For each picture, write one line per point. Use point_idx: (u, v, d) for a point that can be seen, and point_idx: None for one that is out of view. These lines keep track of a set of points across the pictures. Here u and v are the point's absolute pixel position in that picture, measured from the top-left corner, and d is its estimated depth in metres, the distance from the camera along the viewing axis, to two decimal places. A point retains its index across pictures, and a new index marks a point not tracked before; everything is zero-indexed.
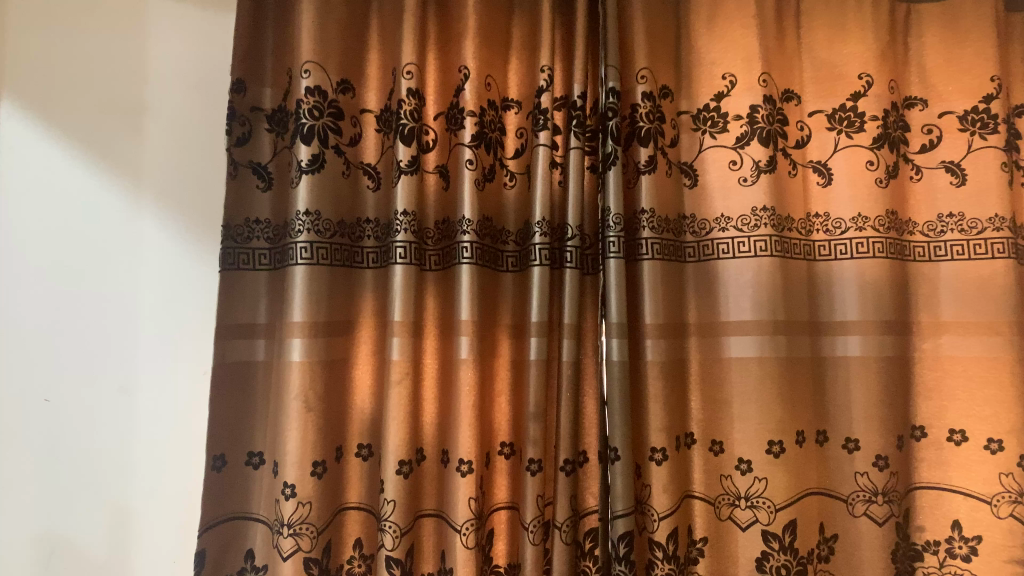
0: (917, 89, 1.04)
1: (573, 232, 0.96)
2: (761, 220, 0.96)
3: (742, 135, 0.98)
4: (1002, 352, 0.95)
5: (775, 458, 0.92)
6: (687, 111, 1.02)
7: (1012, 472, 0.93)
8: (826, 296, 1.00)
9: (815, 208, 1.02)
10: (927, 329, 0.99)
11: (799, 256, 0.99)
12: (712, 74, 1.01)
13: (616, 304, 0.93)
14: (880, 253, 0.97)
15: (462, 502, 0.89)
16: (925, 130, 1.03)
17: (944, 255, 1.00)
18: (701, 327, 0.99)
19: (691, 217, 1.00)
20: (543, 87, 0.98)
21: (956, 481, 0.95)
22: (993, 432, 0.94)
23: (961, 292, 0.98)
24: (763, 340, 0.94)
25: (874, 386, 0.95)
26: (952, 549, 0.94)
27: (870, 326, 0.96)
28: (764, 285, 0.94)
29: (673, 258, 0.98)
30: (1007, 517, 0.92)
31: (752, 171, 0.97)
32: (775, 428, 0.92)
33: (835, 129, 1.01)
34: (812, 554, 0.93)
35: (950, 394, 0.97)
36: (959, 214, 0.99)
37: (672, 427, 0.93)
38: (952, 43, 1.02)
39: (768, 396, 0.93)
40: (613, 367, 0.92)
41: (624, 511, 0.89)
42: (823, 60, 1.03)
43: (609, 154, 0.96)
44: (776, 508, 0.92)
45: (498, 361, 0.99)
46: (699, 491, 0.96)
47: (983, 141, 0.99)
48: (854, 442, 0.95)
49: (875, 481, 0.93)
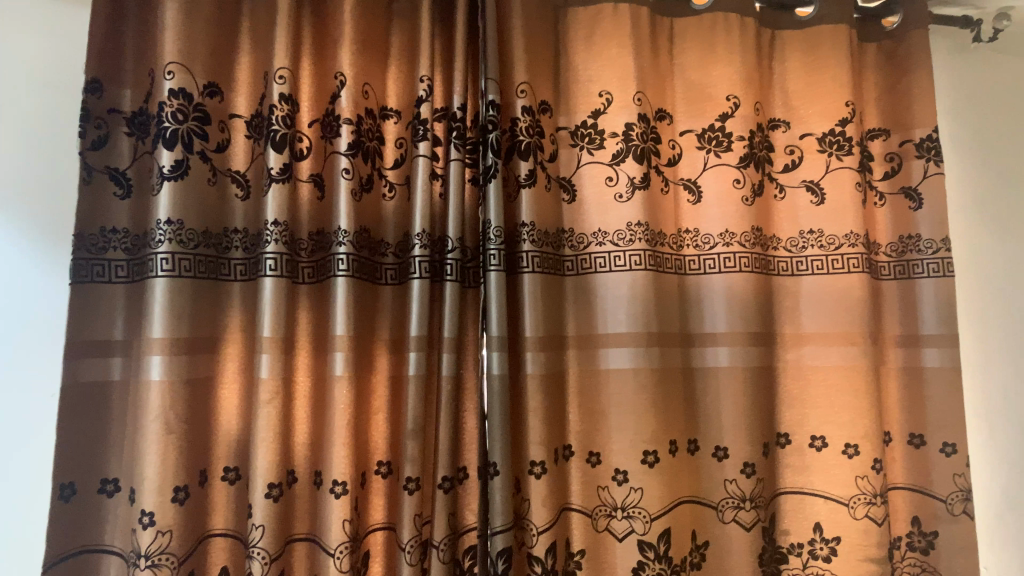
0: (780, 111, 1.09)
1: (454, 245, 0.95)
2: (635, 235, 0.98)
3: (618, 152, 1.00)
4: (858, 361, 1.00)
5: (650, 468, 0.94)
6: (566, 127, 1.03)
7: (867, 475, 0.97)
8: (696, 309, 1.03)
9: (685, 225, 1.05)
10: (790, 341, 1.04)
11: (670, 270, 1.02)
12: (589, 91, 1.03)
13: (496, 318, 0.92)
14: (745, 267, 1.01)
15: (336, 524, 0.86)
16: (788, 151, 1.08)
17: (806, 269, 1.05)
18: (579, 340, 0.99)
19: (569, 232, 1.01)
20: (422, 97, 0.97)
21: (818, 485, 1.00)
22: (850, 437, 0.99)
23: (820, 305, 1.03)
24: (638, 352, 0.96)
25: (742, 396, 0.99)
26: (814, 550, 0.99)
27: (738, 338, 1.00)
28: (639, 298, 0.96)
29: (553, 271, 0.98)
30: (863, 518, 0.97)
31: (627, 188, 0.99)
32: (649, 439, 0.94)
33: (704, 148, 1.05)
34: (684, 561, 0.96)
35: (811, 402, 1.02)
36: (819, 231, 1.05)
37: (551, 440, 0.94)
38: (812, 69, 1.08)
39: (644, 408, 0.95)
40: (493, 381, 0.91)
41: (502, 527, 0.89)
42: (694, 80, 1.07)
43: (490, 167, 0.96)
44: (651, 517, 0.93)
45: (376, 377, 0.96)
46: (576, 503, 0.96)
47: (840, 162, 1.05)
48: (723, 450, 0.99)
49: (743, 488, 0.97)
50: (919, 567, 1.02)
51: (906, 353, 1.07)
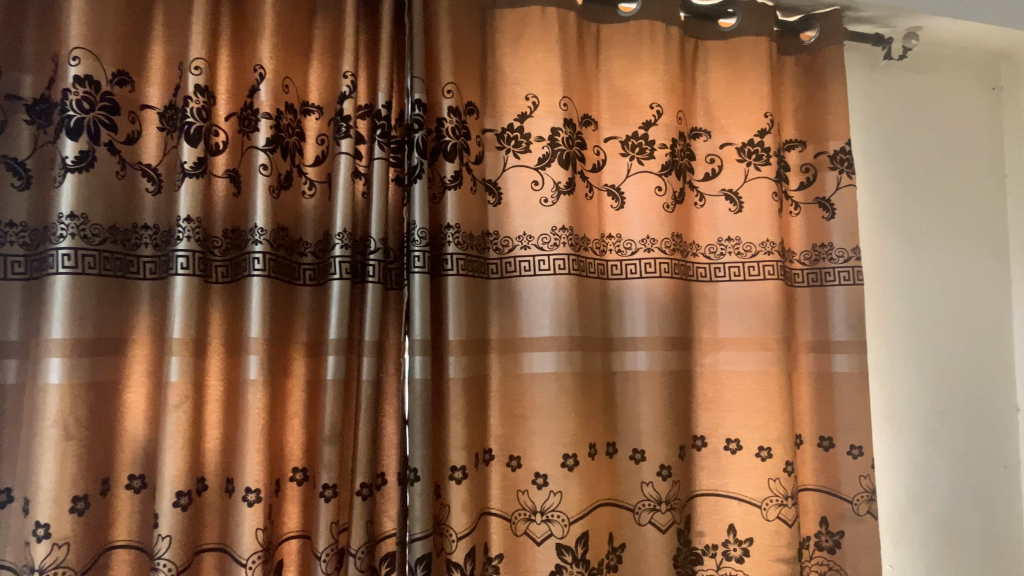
0: (702, 120, 1.11)
1: (376, 245, 0.93)
2: (560, 239, 0.98)
3: (544, 156, 1.00)
4: (772, 366, 1.03)
5: (570, 471, 0.95)
6: (492, 129, 1.02)
7: (779, 477, 1.00)
8: (618, 313, 1.04)
9: (608, 229, 1.05)
10: (706, 345, 1.06)
11: (592, 275, 1.03)
12: (515, 93, 1.03)
13: (419, 321, 0.91)
14: (666, 273, 1.02)
15: (248, 534, 0.84)
16: (708, 159, 1.10)
17: (723, 276, 1.07)
18: (502, 344, 0.98)
19: (494, 235, 1.00)
20: (345, 93, 0.95)
21: (732, 487, 1.02)
22: (763, 440, 1.02)
23: (736, 311, 1.05)
24: (560, 356, 0.96)
25: (661, 399, 1.00)
26: (727, 551, 1.01)
27: (658, 342, 1.01)
28: (563, 302, 0.97)
29: (477, 274, 0.97)
30: (774, 519, 1.00)
31: (552, 192, 0.99)
32: (570, 442, 0.95)
33: (628, 155, 1.05)
34: (601, 564, 0.97)
35: (727, 405, 1.04)
36: (736, 239, 1.07)
37: (472, 445, 0.93)
38: (733, 80, 1.11)
39: (566, 412, 0.95)
40: (415, 385, 0.90)
41: (422, 534, 0.87)
42: (619, 87, 1.08)
43: (415, 167, 0.94)
44: (569, 521, 0.94)
45: (292, 381, 0.93)
46: (496, 507, 0.95)
47: (757, 171, 1.08)
48: (640, 453, 1.00)
49: (659, 490, 0.98)
50: (826, 566, 1.05)
51: (816, 358, 1.10)
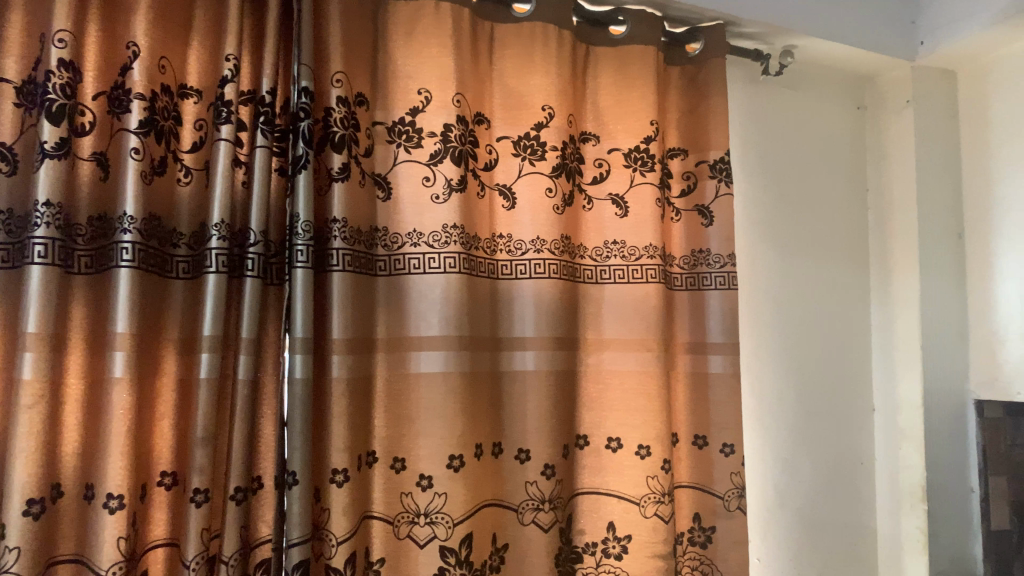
0: (591, 125, 1.13)
1: (256, 238, 0.89)
2: (451, 238, 0.97)
3: (436, 152, 0.99)
4: (652, 367, 1.06)
5: (455, 472, 0.94)
6: (382, 123, 1.00)
7: (657, 475, 1.04)
8: (506, 313, 1.04)
9: (499, 229, 1.05)
10: (591, 345, 1.08)
11: (482, 274, 1.02)
12: (407, 87, 1.01)
13: (301, 319, 0.88)
14: (555, 274, 1.03)
15: (109, 543, 0.79)
16: (596, 164, 1.12)
17: (609, 278, 1.09)
18: (389, 343, 0.96)
19: (382, 231, 0.97)
20: (226, 77, 0.90)
21: (612, 486, 1.05)
22: (642, 439, 1.05)
23: (620, 313, 1.08)
24: (449, 356, 0.95)
25: (546, 399, 1.01)
26: (606, 549, 1.04)
27: (545, 342, 1.02)
28: (452, 301, 0.96)
29: (364, 271, 0.95)
30: (651, 516, 1.03)
31: (444, 189, 0.98)
32: (456, 442, 0.94)
33: (519, 156, 1.06)
34: (483, 565, 0.97)
35: (609, 405, 1.06)
36: (622, 242, 1.10)
37: (354, 446, 0.91)
38: (621, 87, 1.13)
39: (452, 412, 0.94)
40: (295, 385, 0.87)
41: (300, 539, 0.85)
42: (512, 87, 1.08)
43: (299, 157, 0.91)
44: (454, 523, 0.94)
45: (161, 379, 0.88)
46: (379, 511, 0.93)
47: (642, 177, 1.10)
48: (525, 452, 1.00)
49: (543, 489, 0.99)
50: (698, 560, 1.09)
51: (693, 359, 1.14)
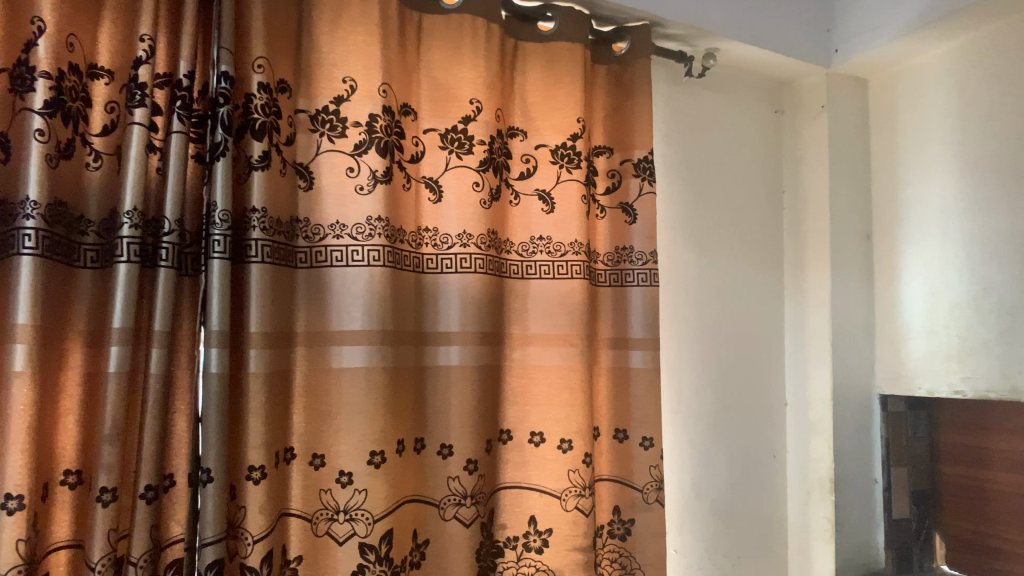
0: (518, 121, 1.13)
1: (171, 227, 0.85)
2: (375, 230, 0.96)
3: (360, 143, 0.98)
4: (575, 362, 1.07)
5: (375, 468, 0.93)
6: (305, 110, 0.97)
7: (578, 468, 1.05)
8: (431, 307, 1.03)
9: (425, 223, 1.04)
10: (516, 341, 1.08)
11: (407, 268, 1.01)
12: (332, 75, 0.98)
13: (217, 311, 0.85)
14: (480, 269, 1.03)
15: (7, 546, 0.75)
16: (524, 159, 1.12)
17: (534, 273, 1.10)
18: (308, 337, 0.94)
19: (304, 222, 0.95)
20: (141, 58, 0.86)
21: (534, 480, 1.06)
22: (565, 433, 1.06)
23: (545, 308, 1.09)
24: (371, 350, 0.94)
25: (469, 395, 1.01)
26: (527, 543, 1.04)
27: (469, 337, 1.02)
28: (375, 295, 0.95)
29: (283, 263, 0.92)
30: (572, 510, 1.04)
31: (368, 180, 0.97)
32: (377, 438, 0.93)
33: (446, 149, 1.05)
34: (403, 561, 0.96)
35: (532, 400, 1.07)
36: (548, 238, 1.10)
37: (272, 442, 0.89)
38: (549, 83, 1.14)
39: (373, 408, 0.93)
40: (210, 380, 0.84)
41: (213, 538, 0.82)
42: (439, 80, 1.07)
43: (218, 144, 0.88)
44: (373, 519, 0.93)
45: (65, 373, 0.83)
46: (296, 508, 0.91)
47: (568, 174, 1.11)
48: (448, 448, 1.00)
49: (465, 484, 0.99)
50: (618, 552, 1.11)
51: (615, 354, 1.16)
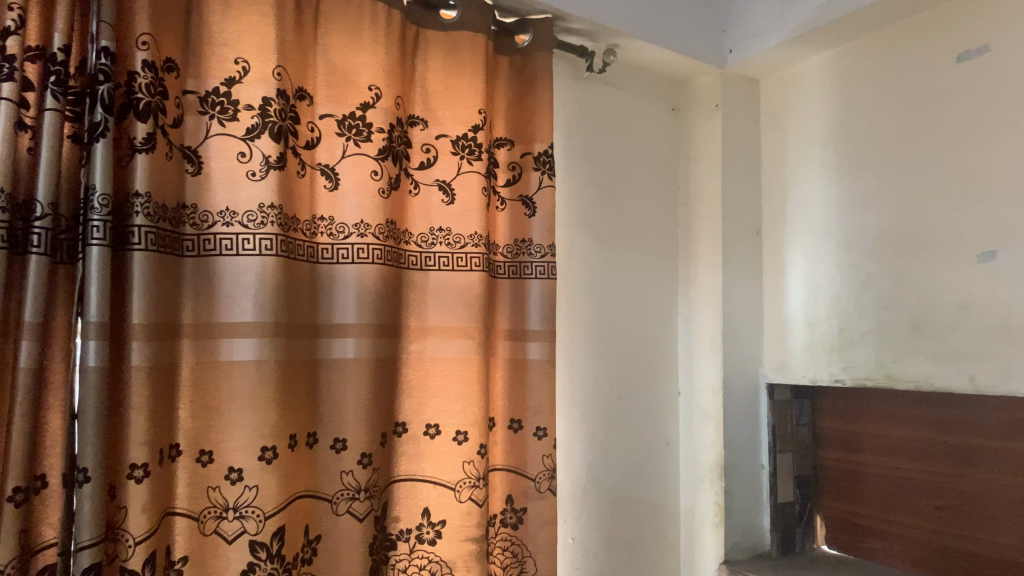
0: (419, 108, 1.11)
1: (43, 211, 0.80)
2: (267, 218, 0.93)
3: (253, 127, 0.94)
4: (471, 354, 1.08)
5: (267, 464, 0.91)
6: (193, 91, 0.93)
7: (473, 460, 1.06)
8: (326, 298, 1.00)
9: (321, 211, 1.01)
10: (414, 332, 1.07)
11: (301, 258, 0.98)
12: (223, 55, 0.94)
13: (96, 301, 0.80)
14: (378, 259, 1.02)
15: None
16: (424, 149, 1.11)
17: (433, 265, 1.09)
18: (195, 329, 0.90)
19: (191, 208, 0.91)
20: (9, 29, 0.80)
21: (428, 472, 1.05)
22: (460, 425, 1.07)
23: (443, 300, 1.08)
24: (262, 343, 0.92)
25: (365, 388, 1.00)
26: (420, 535, 1.04)
27: (366, 329, 1.01)
28: (268, 287, 0.92)
29: (169, 251, 0.88)
30: (466, 501, 1.06)
31: (261, 166, 0.94)
32: (269, 434, 0.91)
33: (343, 135, 1.02)
34: (294, 558, 0.93)
35: (429, 392, 1.06)
36: (448, 229, 1.10)
37: (156, 439, 0.85)
38: (450, 72, 1.13)
39: (264, 402, 0.91)
40: (87, 374, 0.79)
41: (90, 542, 0.78)
42: (337, 64, 1.04)
43: (96, 125, 0.83)
44: (265, 516, 0.90)
45: None
46: (182, 506, 0.88)
47: (469, 166, 1.11)
48: (341, 442, 0.98)
49: (358, 479, 0.98)
50: (510, 541, 1.12)
51: (512, 345, 1.16)
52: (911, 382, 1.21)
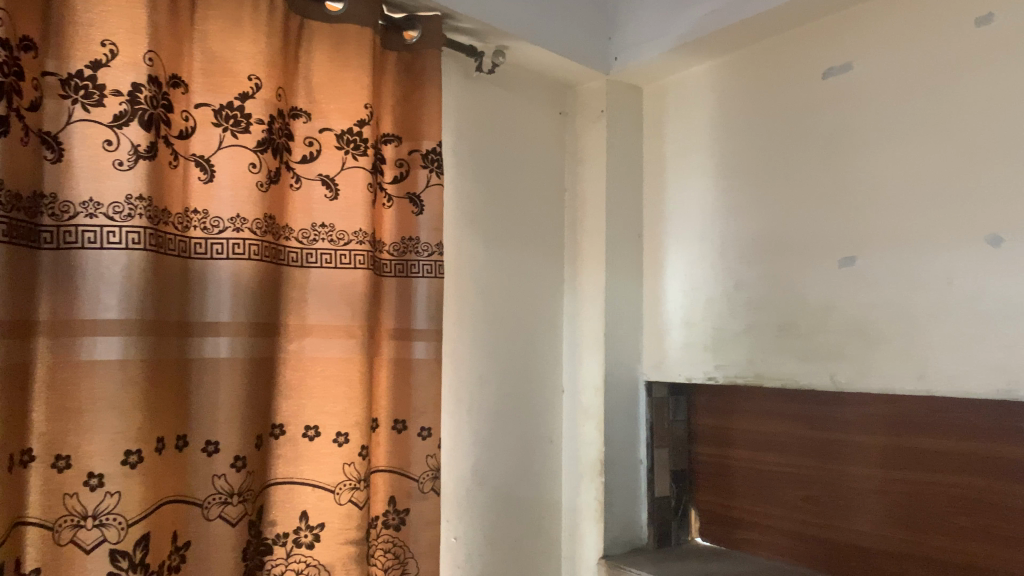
0: (302, 101, 1.09)
1: None
2: (135, 210, 0.88)
3: (121, 114, 0.88)
4: (353, 353, 1.06)
5: (131, 469, 0.86)
6: (54, 73, 0.87)
7: (353, 462, 1.05)
8: (198, 295, 0.96)
9: (194, 204, 0.97)
10: (293, 331, 1.04)
11: (171, 252, 0.93)
12: (87, 36, 0.88)
13: None
14: (255, 255, 0.98)
15: None
16: (306, 142, 1.08)
17: (314, 262, 1.06)
18: (53, 327, 0.84)
19: (50, 198, 0.85)
20: None
21: (307, 474, 1.03)
22: (341, 426, 1.05)
23: (325, 297, 1.06)
24: (128, 341, 0.87)
25: (239, 388, 0.96)
26: (298, 538, 1.02)
27: (241, 328, 0.97)
28: (134, 282, 0.88)
29: (23, 242, 0.82)
30: (346, 503, 1.04)
31: (130, 156, 0.88)
32: (133, 436, 0.87)
33: (221, 126, 0.98)
34: (161, 567, 0.89)
35: (309, 392, 1.04)
36: (330, 226, 1.08)
37: (5, 444, 0.78)
38: (336, 65, 1.11)
39: (129, 404, 0.86)
40: None
41: None
42: (214, 52, 1.00)
43: None
44: (128, 524, 0.86)
45: None
46: (35, 516, 0.82)
47: (354, 161, 1.09)
48: (213, 445, 0.95)
49: (231, 482, 0.95)
50: (391, 542, 1.11)
51: (397, 344, 1.15)
52: (779, 379, 1.27)
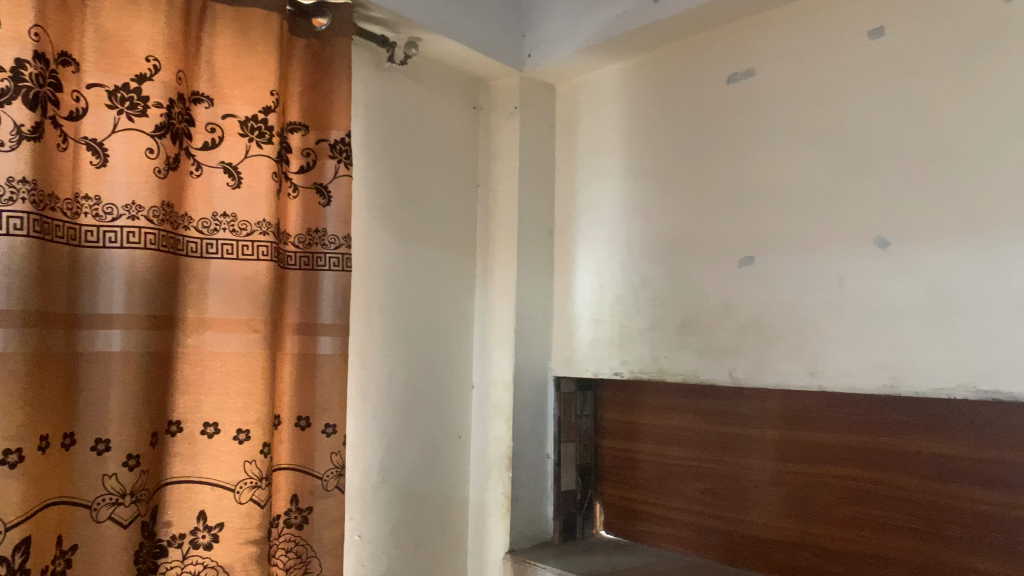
0: (204, 85, 1.04)
1: None
2: (18, 193, 0.82)
3: (3, 90, 0.82)
4: (255, 348, 1.03)
5: (11, 469, 0.80)
6: None
7: (255, 459, 1.02)
8: (88, 286, 0.91)
9: (85, 189, 0.92)
10: (191, 324, 1.00)
11: (59, 240, 0.88)
12: None
13: None
14: (151, 245, 0.95)
15: None
16: (208, 128, 1.04)
17: (215, 253, 1.03)
18: None
19: None
20: None
21: (205, 473, 0.99)
22: (242, 423, 1.02)
23: (226, 289, 1.03)
24: (7, 333, 0.81)
25: (132, 384, 0.92)
26: (195, 540, 0.98)
27: (135, 320, 0.93)
28: (17, 270, 0.82)
29: None
30: (247, 502, 1.01)
31: (13, 136, 0.83)
32: (14, 435, 0.81)
33: (115, 108, 0.94)
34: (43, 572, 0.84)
35: (208, 388, 1.00)
36: (233, 216, 1.04)
37: None
38: (240, 50, 1.07)
39: (9, 400, 0.81)
40: None
41: None
42: (109, 30, 0.95)
43: None
44: (6, 528, 0.79)
45: None
46: None
47: (258, 149, 1.06)
48: (104, 443, 0.90)
49: (123, 482, 0.91)
50: (293, 542, 1.08)
51: (302, 339, 1.12)
52: (680, 374, 1.31)
